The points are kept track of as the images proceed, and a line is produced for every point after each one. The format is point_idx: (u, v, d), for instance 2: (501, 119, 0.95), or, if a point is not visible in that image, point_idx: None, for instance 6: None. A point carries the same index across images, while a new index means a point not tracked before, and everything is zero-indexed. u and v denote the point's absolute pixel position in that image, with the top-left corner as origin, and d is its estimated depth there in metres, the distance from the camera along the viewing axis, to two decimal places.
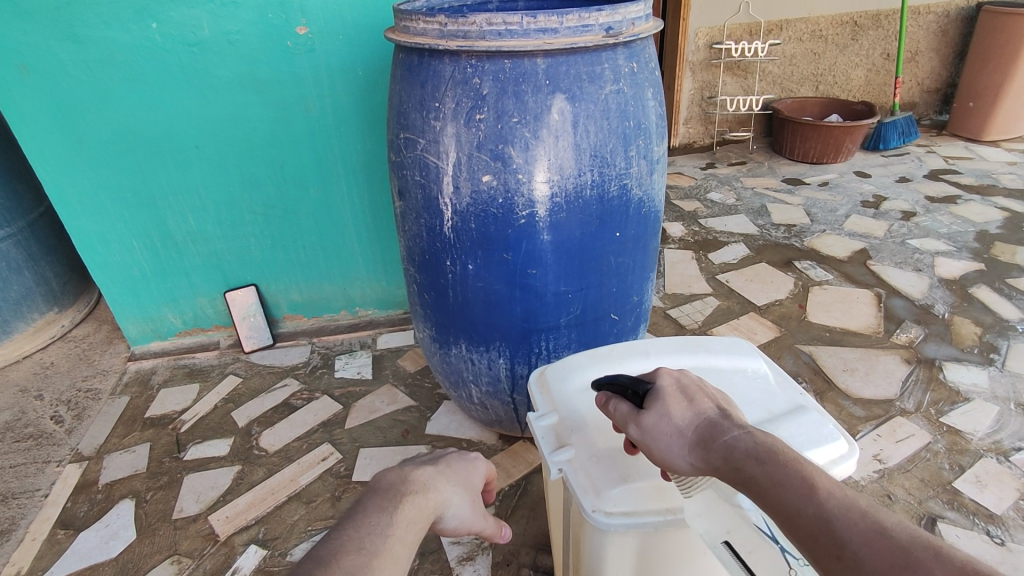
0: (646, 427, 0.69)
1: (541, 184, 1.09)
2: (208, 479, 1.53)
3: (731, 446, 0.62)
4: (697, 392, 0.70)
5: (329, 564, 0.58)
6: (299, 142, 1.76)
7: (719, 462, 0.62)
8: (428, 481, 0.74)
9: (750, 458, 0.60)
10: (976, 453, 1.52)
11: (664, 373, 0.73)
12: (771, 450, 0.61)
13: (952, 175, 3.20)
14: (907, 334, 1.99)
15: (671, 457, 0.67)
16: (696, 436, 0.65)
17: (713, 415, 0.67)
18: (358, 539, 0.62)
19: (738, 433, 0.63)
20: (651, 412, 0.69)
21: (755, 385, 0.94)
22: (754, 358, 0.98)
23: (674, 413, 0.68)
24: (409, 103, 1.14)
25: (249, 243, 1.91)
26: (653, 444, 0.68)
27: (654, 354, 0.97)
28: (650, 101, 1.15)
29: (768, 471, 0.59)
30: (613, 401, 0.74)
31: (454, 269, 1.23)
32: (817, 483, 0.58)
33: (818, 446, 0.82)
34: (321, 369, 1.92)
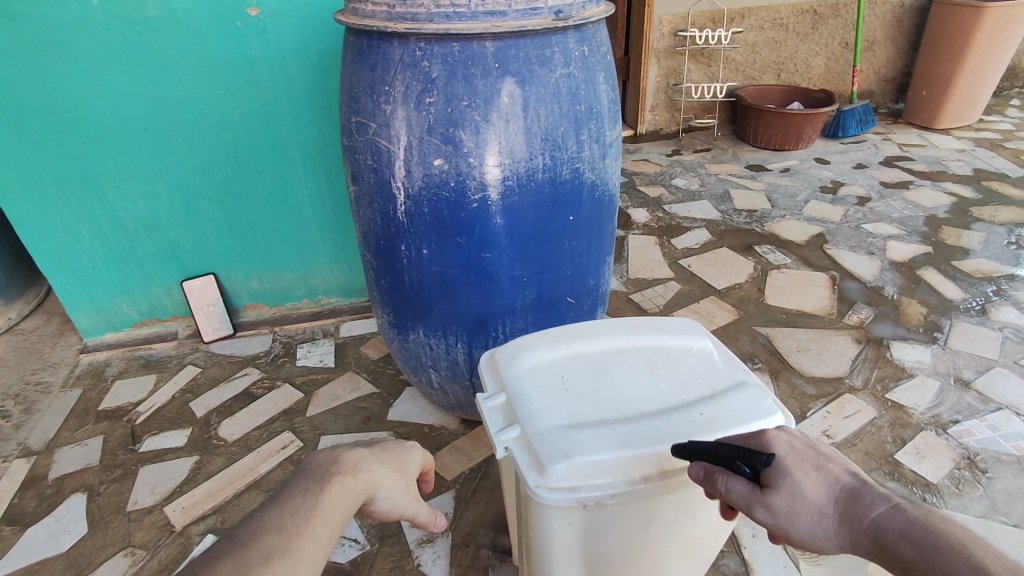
0: (778, 509, 0.66)
1: (493, 168, 1.10)
2: (164, 471, 1.51)
3: (882, 527, 0.62)
4: (818, 458, 0.68)
5: (246, 545, 0.59)
6: (253, 127, 1.73)
7: (870, 545, 0.63)
8: (361, 462, 0.75)
9: (907, 542, 0.61)
10: (917, 426, 1.59)
11: (775, 441, 0.70)
12: (929, 531, 0.61)
13: (905, 162, 3.30)
14: (857, 315, 2.06)
15: (813, 537, 0.66)
16: (838, 512, 0.65)
17: (848, 485, 0.66)
18: (281, 520, 0.63)
19: (886, 508, 0.63)
20: (778, 492, 0.66)
21: (700, 362, 0.97)
22: (700, 336, 1.01)
23: (808, 491, 0.66)
24: (359, 86, 1.13)
25: (205, 231, 1.87)
26: (789, 526, 0.66)
27: (603, 335, 0.99)
28: (601, 86, 1.16)
29: (927, 555, 0.60)
30: (723, 477, 0.69)
31: (409, 254, 1.22)
32: (990, 569, 0.57)
33: (755, 420, 0.85)
34: (283, 358, 1.90)
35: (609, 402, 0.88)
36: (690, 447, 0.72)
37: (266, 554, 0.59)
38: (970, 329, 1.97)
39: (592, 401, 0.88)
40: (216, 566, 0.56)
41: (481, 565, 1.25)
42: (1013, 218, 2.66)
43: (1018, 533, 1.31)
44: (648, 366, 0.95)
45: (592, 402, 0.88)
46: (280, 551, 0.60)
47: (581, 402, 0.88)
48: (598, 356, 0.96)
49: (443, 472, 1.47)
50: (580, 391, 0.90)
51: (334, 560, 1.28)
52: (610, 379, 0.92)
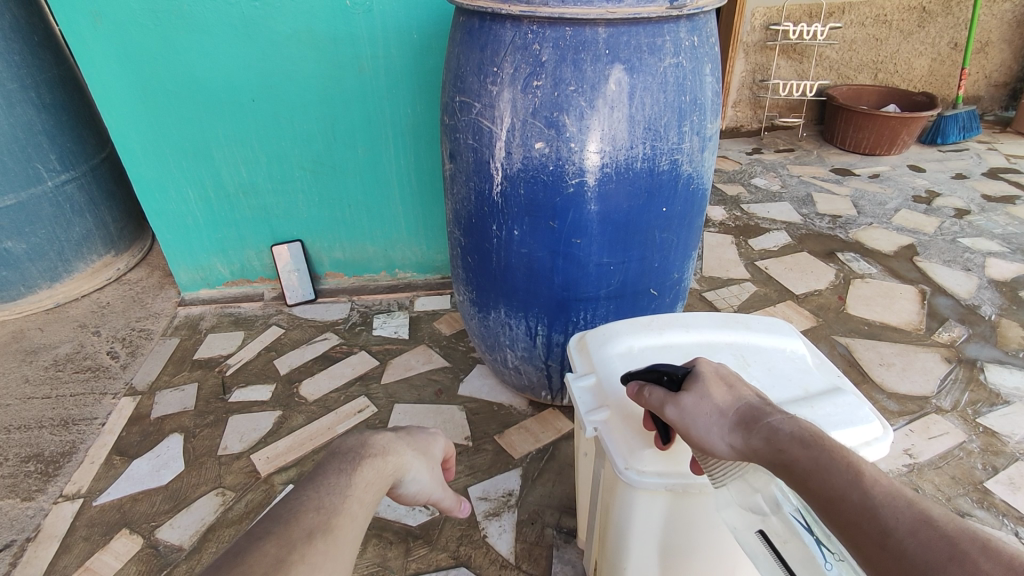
0: (684, 407, 0.69)
1: (592, 154, 1.10)
2: (251, 421, 1.61)
3: (773, 427, 0.60)
4: (737, 381, 0.70)
5: (288, 522, 0.56)
6: (351, 102, 1.79)
7: (760, 443, 0.60)
8: (391, 444, 0.72)
9: (794, 441, 0.58)
10: (1012, 455, 1.51)
11: (703, 361, 0.73)
12: (815, 434, 0.58)
13: (1012, 174, 3.08)
14: (949, 333, 1.95)
15: (709, 437, 0.66)
16: (736, 417, 0.65)
17: (754, 402, 0.66)
18: (318, 498, 0.59)
19: (781, 416, 0.61)
20: (690, 393, 0.69)
21: (792, 363, 0.95)
22: (793, 339, 0.98)
23: (713, 395, 0.68)
24: (467, 66, 1.16)
25: (297, 200, 1.96)
26: (691, 426, 0.67)
27: (693, 327, 0.99)
28: (707, 77, 1.14)
29: (811, 454, 0.56)
30: (649, 387, 0.75)
31: (500, 234, 1.25)
32: (862, 469, 0.54)
33: (852, 426, 0.83)
34: (360, 326, 1.98)
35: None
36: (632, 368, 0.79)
37: (308, 530, 0.55)
38: None
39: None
40: (262, 546, 0.52)
41: (546, 543, 1.28)
42: None
43: None
44: (738, 362, 0.94)
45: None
46: (321, 529, 0.56)
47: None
48: (688, 348, 0.96)
49: (511, 450, 1.51)
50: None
51: (406, 522, 1.34)
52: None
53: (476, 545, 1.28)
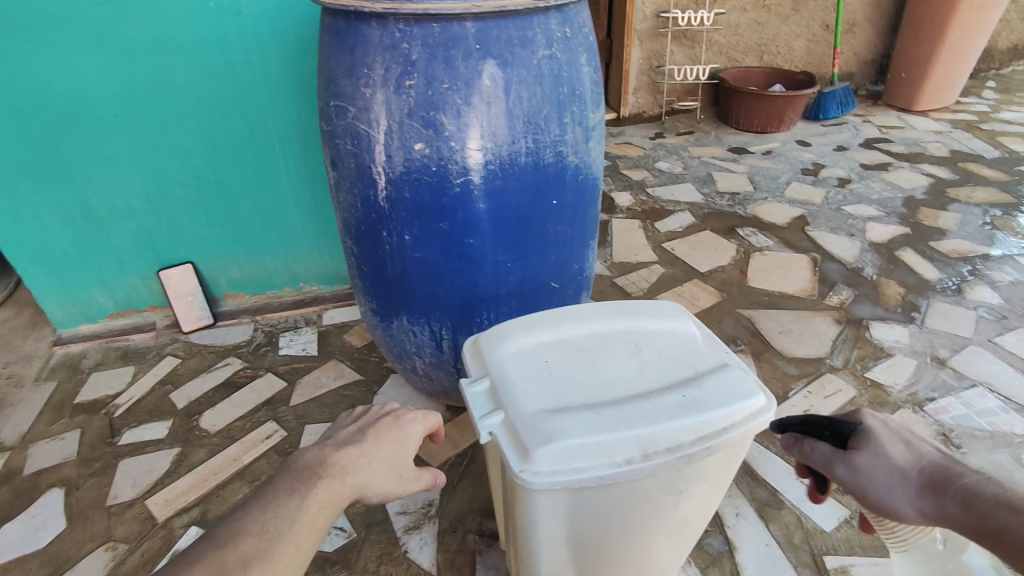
0: (858, 467, 0.70)
1: (475, 152, 1.08)
2: (144, 463, 1.49)
3: (969, 490, 0.62)
4: (910, 436, 0.70)
5: (225, 549, 0.64)
6: (228, 111, 1.69)
7: (957, 509, 0.62)
8: (350, 458, 0.79)
9: (1000, 506, 0.59)
10: (896, 404, 1.62)
11: (867, 415, 0.74)
12: (1023, 500, 0.59)
13: (885, 144, 3.34)
14: (838, 295, 2.09)
15: (894, 501, 0.67)
16: (922, 480, 0.66)
17: (937, 461, 0.68)
18: (262, 521, 0.68)
19: (975, 477, 0.63)
20: (862, 451, 0.70)
21: (682, 344, 0.97)
22: (682, 321, 1.00)
23: (892, 455, 0.69)
24: (337, 69, 1.11)
25: (181, 219, 1.83)
26: (868, 486, 0.69)
27: (586, 319, 0.99)
28: (584, 67, 1.15)
29: (1023, 519, 0.57)
30: (809, 441, 0.76)
31: (391, 240, 1.21)
32: None
33: (737, 401, 0.86)
34: (265, 347, 1.88)
35: (593, 386, 0.88)
36: (782, 420, 0.80)
37: (244, 555, 0.64)
38: (946, 309, 2.01)
39: (573, 385, 0.88)
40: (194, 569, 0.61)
41: (468, 550, 1.26)
42: (988, 198, 2.73)
43: None
44: (630, 349, 0.95)
45: (573, 386, 0.88)
46: (256, 558, 0.65)
47: (563, 385, 0.88)
48: (581, 341, 0.96)
49: (430, 459, 1.47)
50: (562, 375, 0.89)
51: (321, 550, 1.28)
52: (592, 362, 0.92)
53: (396, 563, 1.24)
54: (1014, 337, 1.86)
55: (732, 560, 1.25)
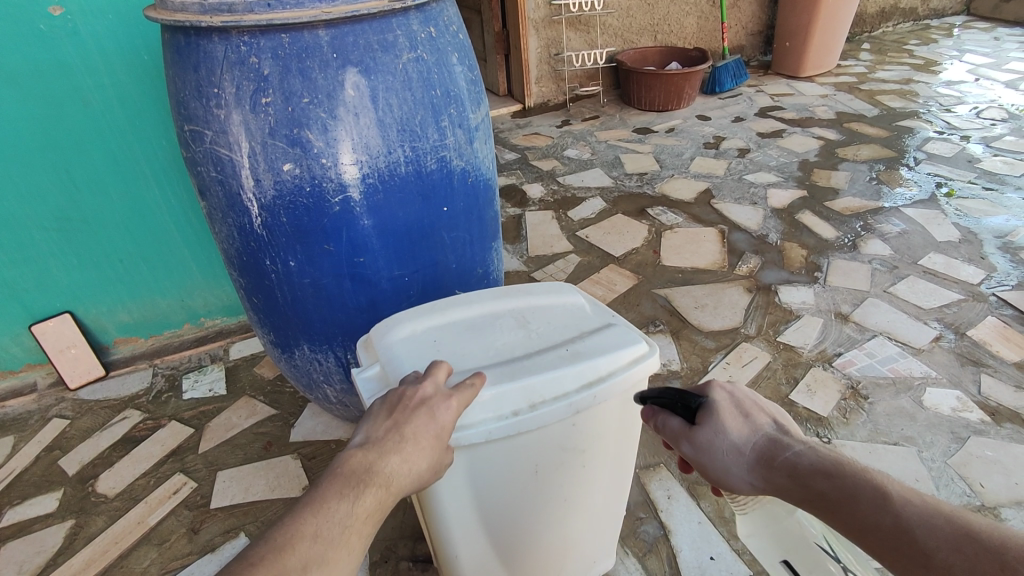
0: (701, 444, 0.71)
1: (350, 167, 1.02)
2: (33, 544, 1.34)
3: (793, 462, 0.65)
4: (752, 408, 0.72)
5: (282, 551, 0.59)
6: (86, 142, 1.54)
7: (783, 480, 0.65)
8: (397, 460, 0.67)
9: (817, 472, 0.63)
10: (807, 364, 1.69)
11: (715, 388, 0.73)
12: (836, 463, 0.63)
13: (778, 111, 3.49)
14: (747, 264, 2.15)
15: (730, 474, 0.69)
16: (755, 453, 0.68)
17: (770, 431, 0.69)
18: (314, 524, 0.62)
19: (799, 448, 0.66)
20: (705, 427, 0.71)
21: (574, 307, 0.94)
22: (571, 293, 0.97)
23: (731, 430, 0.70)
24: (185, 90, 1.02)
25: (50, 267, 1.65)
26: (710, 462, 0.71)
27: (476, 300, 0.95)
28: (456, 67, 1.10)
29: (836, 484, 0.61)
30: (664, 416, 0.75)
31: (276, 268, 1.13)
32: (889, 492, 0.60)
33: (623, 343, 0.84)
34: (167, 393, 1.74)
35: (480, 354, 0.84)
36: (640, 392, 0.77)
37: (303, 563, 0.59)
38: (845, 265, 2.11)
39: (461, 352, 0.84)
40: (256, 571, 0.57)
41: None
42: (873, 155, 2.90)
43: (899, 450, 1.41)
44: (519, 320, 0.91)
45: (461, 357, 0.83)
46: (314, 562, 0.60)
47: (450, 359, 0.83)
48: (471, 313, 0.93)
49: None
50: (450, 350, 0.85)
51: None
52: (480, 336, 0.88)
53: None
54: (906, 285, 1.98)
55: (668, 544, 1.25)
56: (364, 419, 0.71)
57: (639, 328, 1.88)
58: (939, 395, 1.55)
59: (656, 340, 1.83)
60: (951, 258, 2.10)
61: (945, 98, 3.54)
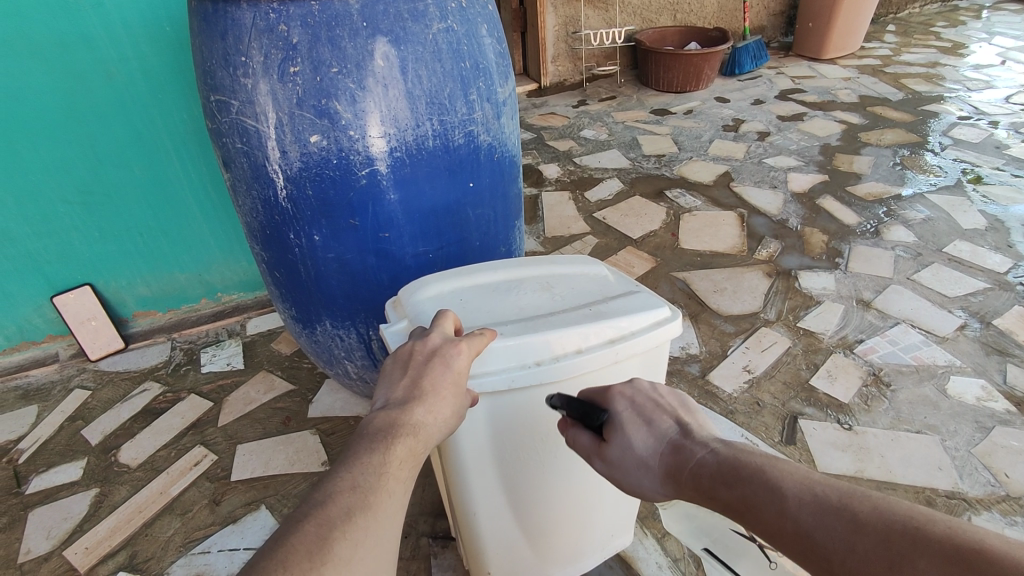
0: (612, 461, 0.69)
1: (377, 139, 1.00)
2: (58, 511, 1.36)
3: (697, 473, 0.61)
4: (651, 411, 0.68)
5: (324, 502, 0.57)
6: (108, 114, 1.53)
7: (692, 491, 0.61)
8: (422, 411, 0.67)
9: (716, 481, 0.59)
10: (828, 350, 1.67)
11: (616, 397, 0.70)
12: (732, 465, 0.58)
13: (799, 94, 3.43)
14: (767, 249, 2.12)
15: (647, 489, 0.67)
16: (663, 465, 0.65)
17: (674, 435, 0.65)
18: (351, 478, 0.59)
19: (702, 453, 0.62)
20: (612, 445, 0.68)
21: (597, 277, 0.92)
22: (595, 264, 0.95)
23: (636, 445, 0.67)
24: (212, 59, 1.00)
25: (71, 239, 1.65)
26: (626, 480, 0.69)
27: (501, 267, 0.93)
28: (485, 39, 1.08)
29: (737, 492, 0.57)
30: (574, 433, 0.73)
31: (300, 242, 1.11)
32: (784, 492, 0.54)
33: (647, 306, 0.82)
34: (186, 366, 1.75)
35: (503, 312, 0.82)
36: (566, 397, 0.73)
37: (346, 508, 0.57)
38: (867, 252, 2.08)
39: (486, 309, 0.83)
40: (301, 527, 0.54)
41: (422, 554, 1.21)
42: (897, 140, 2.84)
43: (922, 438, 1.40)
44: (543, 286, 0.89)
45: (484, 314, 0.82)
46: (358, 508, 0.58)
47: (474, 315, 0.81)
48: (497, 278, 0.91)
49: None
50: (475, 308, 0.83)
51: None
52: (503, 297, 0.86)
53: None
54: (929, 273, 1.95)
55: None
56: (378, 385, 0.71)
57: None
58: (963, 384, 1.54)
59: None
60: (976, 246, 2.07)
61: (972, 82, 3.46)
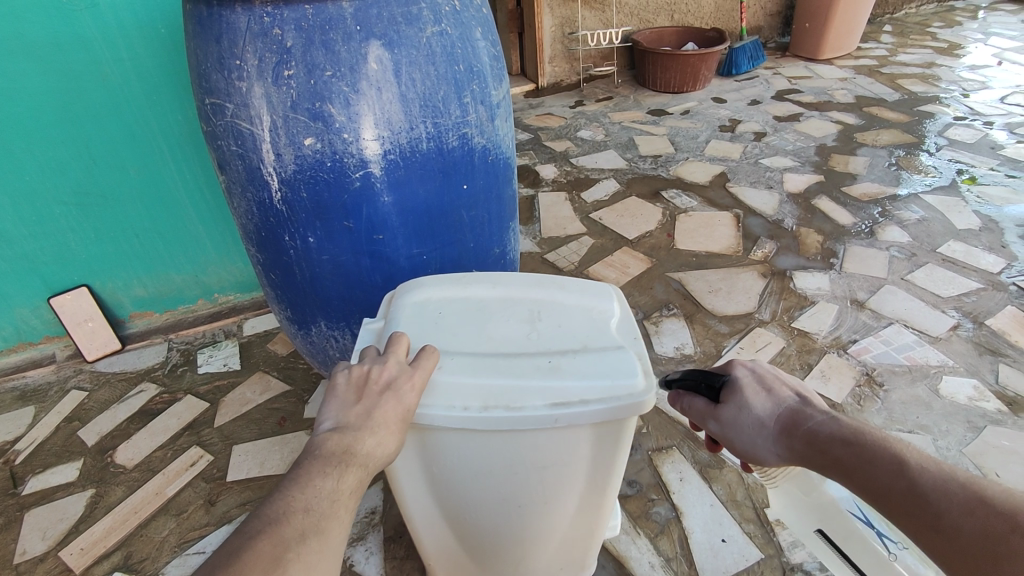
0: (726, 420, 0.74)
1: (371, 142, 1.01)
2: (54, 512, 1.36)
3: (813, 431, 0.66)
4: (774, 383, 0.74)
5: (280, 522, 0.58)
6: (102, 116, 1.53)
7: (803, 447, 0.66)
8: (373, 442, 0.67)
9: (836, 440, 0.64)
10: (822, 350, 1.68)
11: (737, 365, 0.76)
12: (855, 432, 0.65)
13: (796, 94, 3.44)
14: (762, 249, 2.13)
15: (754, 445, 0.71)
16: (778, 424, 0.69)
17: (793, 404, 0.71)
18: (306, 498, 0.60)
19: (821, 418, 0.67)
20: (729, 405, 0.74)
21: (593, 319, 0.82)
22: (606, 302, 0.84)
23: (753, 405, 0.72)
24: (207, 62, 1.00)
25: (67, 240, 1.65)
26: (736, 437, 0.74)
27: (504, 282, 0.89)
28: (479, 42, 1.08)
29: (854, 451, 0.63)
30: (688, 397, 0.79)
31: (295, 244, 1.12)
32: (907, 459, 0.61)
33: (609, 377, 0.74)
34: (182, 367, 1.75)
35: (465, 340, 0.79)
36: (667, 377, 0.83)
37: (302, 530, 0.58)
38: (862, 252, 2.09)
39: (453, 335, 0.80)
40: (258, 545, 0.55)
41: (416, 554, 1.22)
42: (893, 140, 2.85)
43: (914, 439, 1.40)
44: (531, 314, 0.83)
45: (447, 336, 0.80)
46: (314, 530, 0.59)
47: (440, 333, 0.80)
48: (485, 299, 0.86)
49: None
50: (447, 325, 0.82)
51: None
52: (481, 319, 0.83)
53: None
54: (924, 273, 1.96)
55: (680, 526, 1.25)
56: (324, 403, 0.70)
57: (653, 312, 1.87)
58: (956, 383, 1.54)
59: (670, 324, 1.82)
60: (970, 246, 2.08)
61: (968, 83, 3.47)
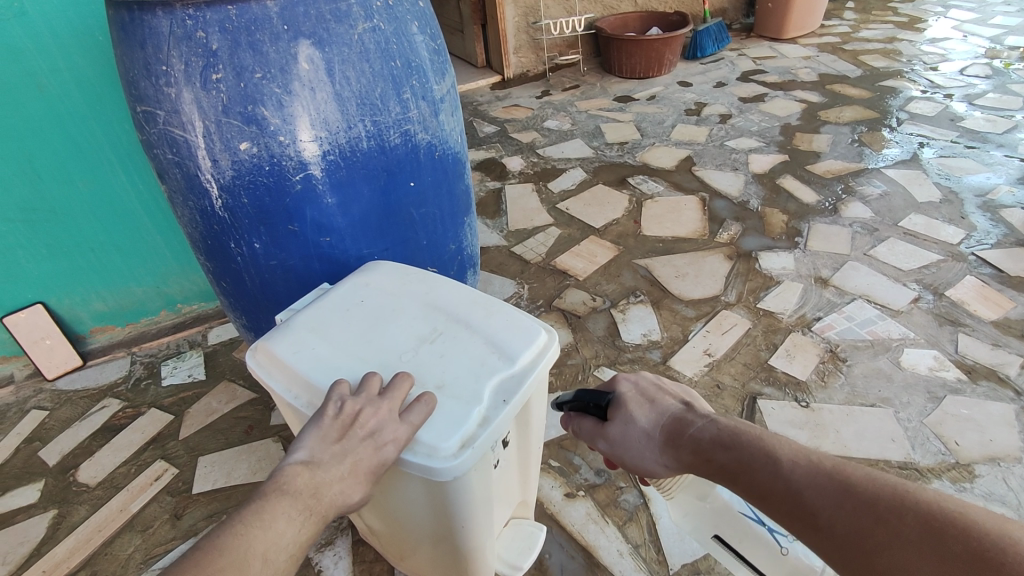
0: (613, 437, 0.83)
1: (309, 144, 0.99)
2: (16, 535, 1.34)
3: (696, 438, 0.74)
4: (655, 394, 0.83)
5: None
6: (44, 128, 1.48)
7: (690, 456, 0.74)
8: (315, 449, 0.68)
9: (717, 446, 0.71)
10: (787, 329, 1.69)
11: (621, 382, 0.86)
12: (732, 434, 0.71)
13: (760, 75, 3.45)
14: (728, 232, 2.14)
15: (644, 459, 0.80)
16: (662, 434, 0.78)
17: (674, 411, 0.80)
18: None
19: (700, 423, 0.75)
20: (616, 422, 0.83)
21: (477, 365, 0.80)
22: (507, 349, 0.82)
23: (638, 419, 0.81)
24: (134, 69, 0.97)
25: (17, 257, 1.60)
26: (624, 452, 0.82)
27: (437, 298, 0.92)
28: (416, 36, 1.07)
29: (733, 455, 0.69)
30: (579, 420, 0.89)
31: (242, 251, 1.10)
32: (780, 457, 0.66)
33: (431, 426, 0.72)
34: (146, 380, 1.72)
35: (354, 341, 0.85)
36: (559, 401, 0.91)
37: None
38: (825, 229, 2.10)
39: (355, 328, 0.87)
40: None
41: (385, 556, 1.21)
42: (856, 117, 2.87)
43: (876, 412, 1.42)
44: (431, 335, 0.85)
45: (346, 330, 0.86)
46: None
47: (346, 323, 0.88)
48: (406, 308, 0.90)
49: None
50: (358, 319, 0.89)
51: None
52: (384, 325, 0.87)
53: None
54: (886, 247, 1.98)
55: (648, 513, 1.26)
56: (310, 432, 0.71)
57: (620, 299, 1.87)
58: (917, 355, 1.56)
59: (637, 311, 1.82)
60: (931, 219, 2.10)
61: (928, 56, 3.50)
